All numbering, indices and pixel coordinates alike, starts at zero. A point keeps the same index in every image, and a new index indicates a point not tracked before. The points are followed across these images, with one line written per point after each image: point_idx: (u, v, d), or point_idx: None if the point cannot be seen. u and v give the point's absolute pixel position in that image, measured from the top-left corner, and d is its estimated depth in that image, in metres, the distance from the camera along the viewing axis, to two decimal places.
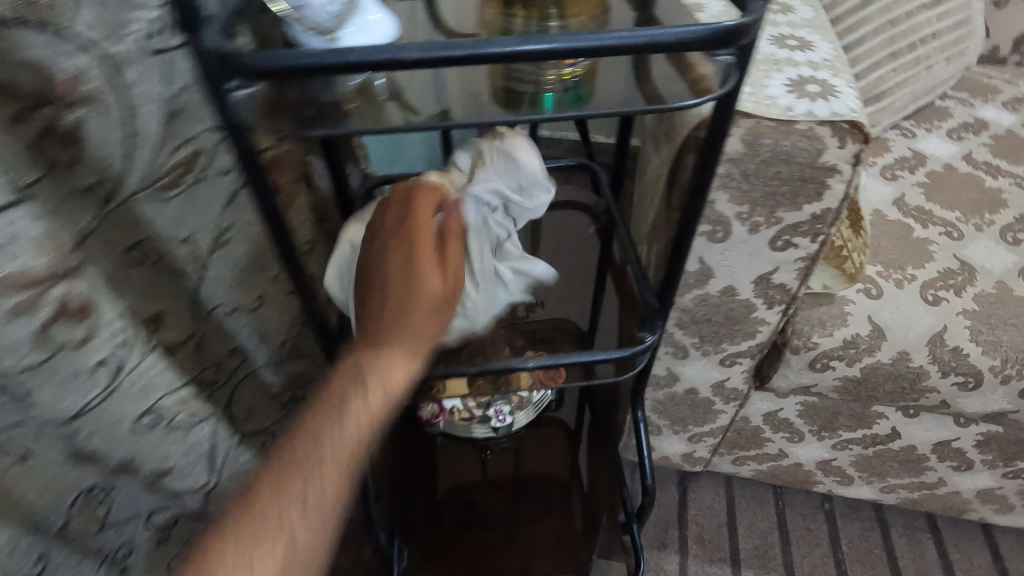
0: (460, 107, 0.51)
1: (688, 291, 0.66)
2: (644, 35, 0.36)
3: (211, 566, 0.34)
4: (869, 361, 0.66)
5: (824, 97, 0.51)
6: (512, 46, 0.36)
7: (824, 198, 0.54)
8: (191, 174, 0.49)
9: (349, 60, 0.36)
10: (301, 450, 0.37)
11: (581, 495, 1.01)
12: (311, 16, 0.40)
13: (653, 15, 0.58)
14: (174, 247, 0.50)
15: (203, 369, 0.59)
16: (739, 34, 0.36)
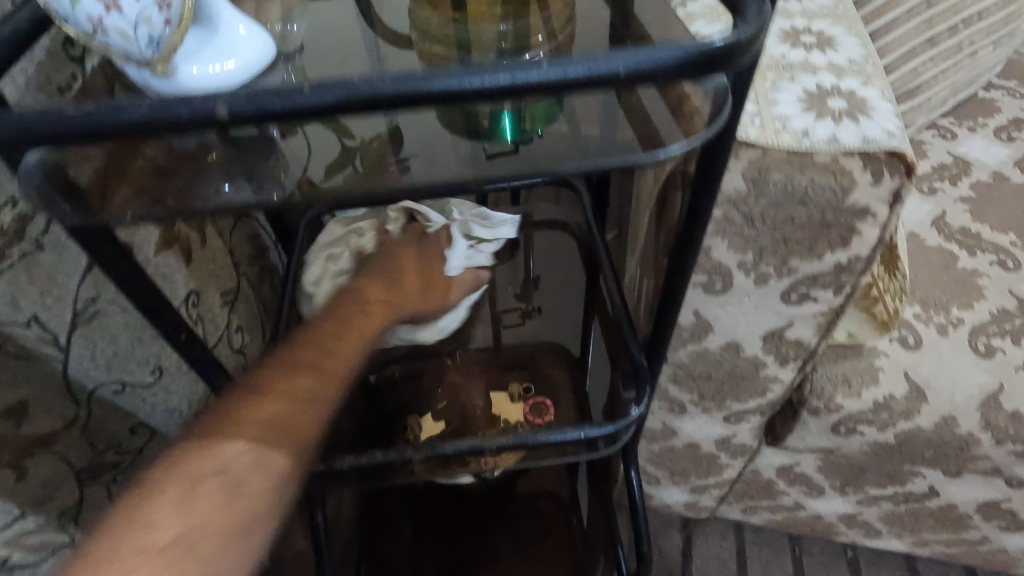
0: (410, 127, 0.39)
1: (682, 346, 0.54)
2: (591, 64, 0.23)
3: (161, 482, 0.31)
4: (906, 426, 0.55)
5: (852, 117, 0.39)
6: (381, 87, 0.23)
7: (852, 246, 0.42)
8: (23, 242, 0.38)
9: (121, 119, 0.22)
10: (280, 379, 0.36)
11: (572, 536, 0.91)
12: (123, 46, 0.27)
13: (630, 10, 0.46)
14: (16, 331, 0.39)
15: (99, 455, 0.49)
16: (732, 56, 0.24)
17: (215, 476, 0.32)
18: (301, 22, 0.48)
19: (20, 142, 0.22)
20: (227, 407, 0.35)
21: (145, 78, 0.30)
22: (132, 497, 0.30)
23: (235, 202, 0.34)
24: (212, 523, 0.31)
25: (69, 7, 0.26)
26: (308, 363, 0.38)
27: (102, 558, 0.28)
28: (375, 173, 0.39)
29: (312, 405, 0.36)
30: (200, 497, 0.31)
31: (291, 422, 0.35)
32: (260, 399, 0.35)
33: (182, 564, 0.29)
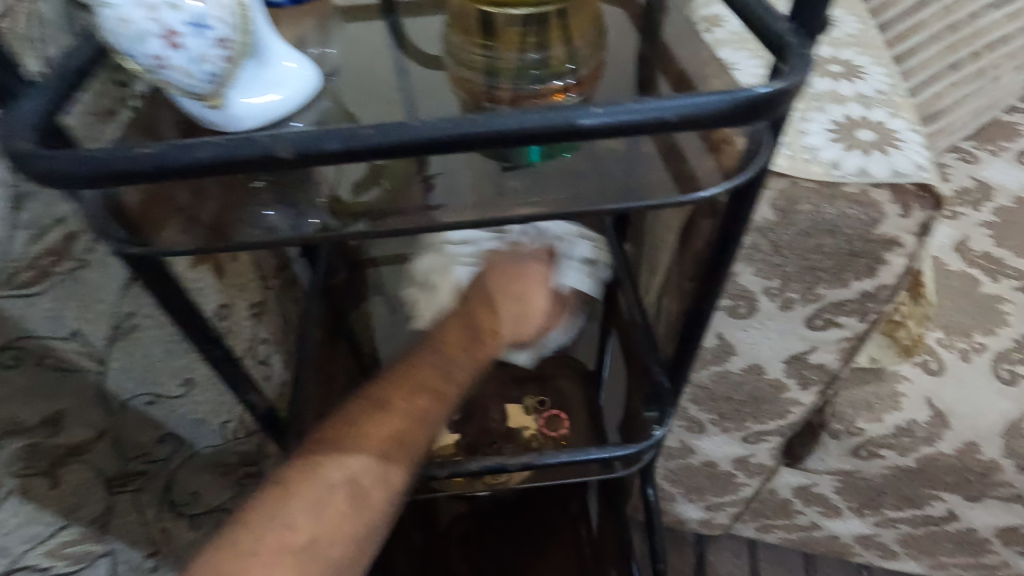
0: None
1: (704, 367, 0.55)
2: (641, 111, 0.24)
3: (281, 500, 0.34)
4: (928, 452, 0.55)
5: (882, 149, 0.39)
6: (440, 132, 0.24)
7: (879, 275, 0.42)
8: (68, 260, 0.40)
9: (194, 158, 0.23)
10: (391, 397, 0.37)
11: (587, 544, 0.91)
12: (182, 81, 0.29)
13: (659, 38, 0.46)
14: (56, 344, 0.40)
15: (128, 465, 0.50)
16: (777, 101, 0.24)
17: (342, 486, 0.35)
18: (336, 47, 0.49)
19: (91, 179, 0.23)
20: (354, 417, 0.37)
21: (199, 108, 0.32)
22: (274, 496, 0.34)
23: (274, 234, 0.34)
24: (338, 530, 0.34)
25: (135, 45, 0.27)
26: (430, 379, 0.38)
27: (253, 549, 0.32)
28: (404, 193, 0.38)
29: (428, 423, 0.37)
30: (329, 507, 0.34)
31: (408, 438, 0.36)
32: (383, 415, 0.37)
33: (314, 564, 0.33)
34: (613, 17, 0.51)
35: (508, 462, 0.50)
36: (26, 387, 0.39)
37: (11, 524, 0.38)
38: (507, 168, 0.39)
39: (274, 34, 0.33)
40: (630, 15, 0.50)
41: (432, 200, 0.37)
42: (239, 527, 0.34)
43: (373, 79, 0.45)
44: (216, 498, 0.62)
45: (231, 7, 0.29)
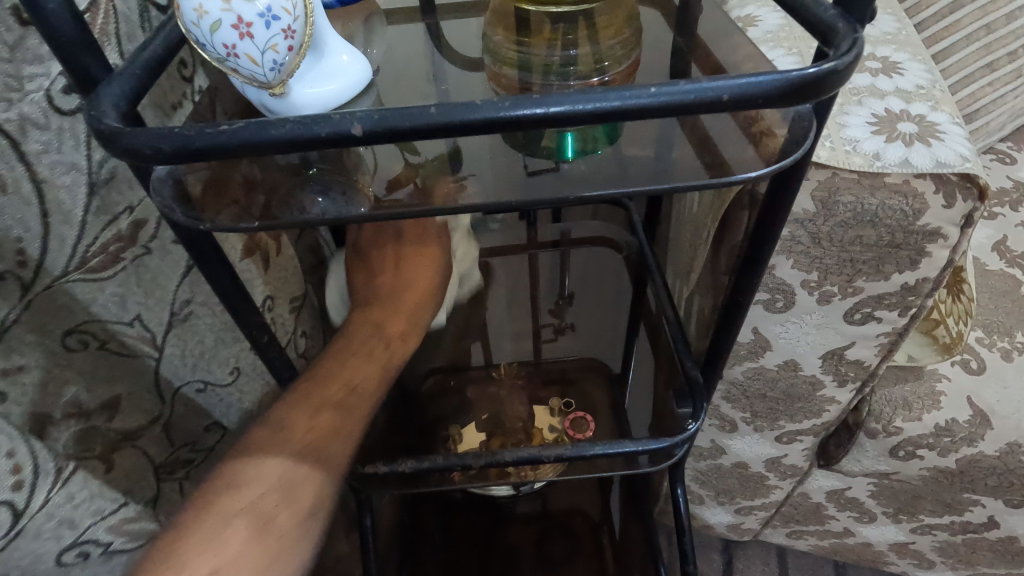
0: (471, 144, 0.41)
1: (738, 363, 0.55)
2: (695, 89, 0.25)
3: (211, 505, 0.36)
4: (969, 453, 0.54)
5: (924, 141, 0.40)
6: (497, 111, 0.25)
7: (920, 267, 0.42)
8: (135, 246, 0.42)
9: (268, 136, 0.24)
10: (310, 390, 0.42)
11: (611, 544, 0.91)
12: (249, 69, 0.30)
13: (696, 36, 0.47)
14: (120, 328, 0.42)
15: (177, 451, 0.51)
16: (825, 84, 0.25)
17: (241, 518, 0.36)
18: (379, 46, 0.50)
19: (172, 155, 0.25)
20: (254, 449, 0.39)
21: (261, 98, 0.33)
22: (170, 537, 0.35)
23: (324, 214, 0.35)
24: (244, 565, 0.35)
25: (209, 35, 0.28)
26: (330, 398, 0.42)
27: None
28: (443, 187, 0.39)
29: (334, 444, 0.40)
30: (229, 540, 0.35)
31: (313, 461, 0.39)
32: (306, 412, 0.41)
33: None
34: (649, 17, 0.52)
35: (544, 452, 0.51)
36: (87, 370, 0.40)
37: (78, 497, 0.41)
38: (535, 172, 0.40)
39: (331, 29, 0.35)
40: (665, 15, 0.52)
41: (466, 196, 0.37)
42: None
43: (414, 77, 0.47)
44: None
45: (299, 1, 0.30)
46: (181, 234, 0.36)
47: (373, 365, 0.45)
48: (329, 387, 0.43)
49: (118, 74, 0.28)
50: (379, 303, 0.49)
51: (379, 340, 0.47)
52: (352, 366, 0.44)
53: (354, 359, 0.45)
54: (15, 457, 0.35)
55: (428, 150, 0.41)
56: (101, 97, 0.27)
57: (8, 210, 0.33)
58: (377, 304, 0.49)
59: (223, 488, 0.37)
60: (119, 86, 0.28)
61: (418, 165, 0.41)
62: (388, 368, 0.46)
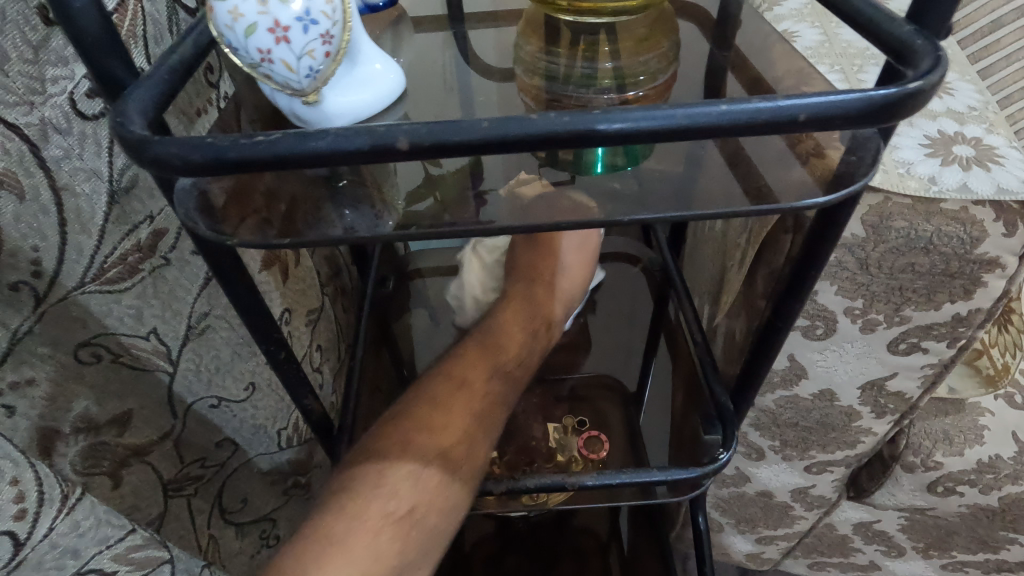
0: (494, 160, 0.40)
1: (771, 391, 0.52)
2: (766, 107, 0.23)
3: (373, 475, 0.37)
4: (1012, 491, 0.52)
5: (982, 165, 0.38)
6: (556, 125, 0.23)
7: (974, 297, 0.40)
8: (153, 256, 0.40)
9: (310, 148, 0.23)
10: (467, 376, 0.44)
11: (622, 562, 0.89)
12: (284, 76, 0.28)
13: (737, 51, 0.46)
14: (134, 342, 0.40)
15: (187, 467, 0.49)
16: (907, 105, 0.23)
17: (436, 457, 0.39)
18: (407, 55, 0.49)
19: (203, 169, 0.23)
20: (436, 395, 0.42)
21: (292, 105, 0.31)
22: (370, 471, 0.37)
23: (352, 231, 0.33)
24: (439, 502, 0.38)
25: (243, 39, 0.27)
26: (497, 362, 0.46)
27: (359, 517, 0.36)
28: (465, 205, 0.37)
29: (502, 403, 0.44)
30: (427, 475, 0.38)
31: (488, 416, 0.43)
32: (464, 397, 0.42)
33: (415, 530, 0.36)
34: (686, 30, 0.50)
35: (569, 482, 0.48)
36: (97, 384, 0.39)
37: (83, 526, 0.37)
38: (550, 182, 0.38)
39: (367, 37, 0.33)
40: (703, 28, 0.50)
41: (487, 215, 0.36)
42: (341, 500, 0.37)
43: (445, 87, 0.45)
44: (264, 503, 0.62)
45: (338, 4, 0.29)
46: (202, 248, 0.35)
47: (524, 342, 0.50)
48: (481, 374, 0.44)
49: (146, 80, 0.27)
50: (528, 290, 0.55)
51: (529, 318, 0.53)
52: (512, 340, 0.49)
53: (513, 334, 0.50)
54: (19, 483, 0.32)
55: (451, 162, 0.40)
56: (128, 103, 0.25)
57: (25, 219, 0.31)
58: (530, 287, 0.55)
59: (386, 459, 0.38)
60: (146, 91, 0.26)
61: (441, 177, 0.39)
62: (535, 345, 0.51)
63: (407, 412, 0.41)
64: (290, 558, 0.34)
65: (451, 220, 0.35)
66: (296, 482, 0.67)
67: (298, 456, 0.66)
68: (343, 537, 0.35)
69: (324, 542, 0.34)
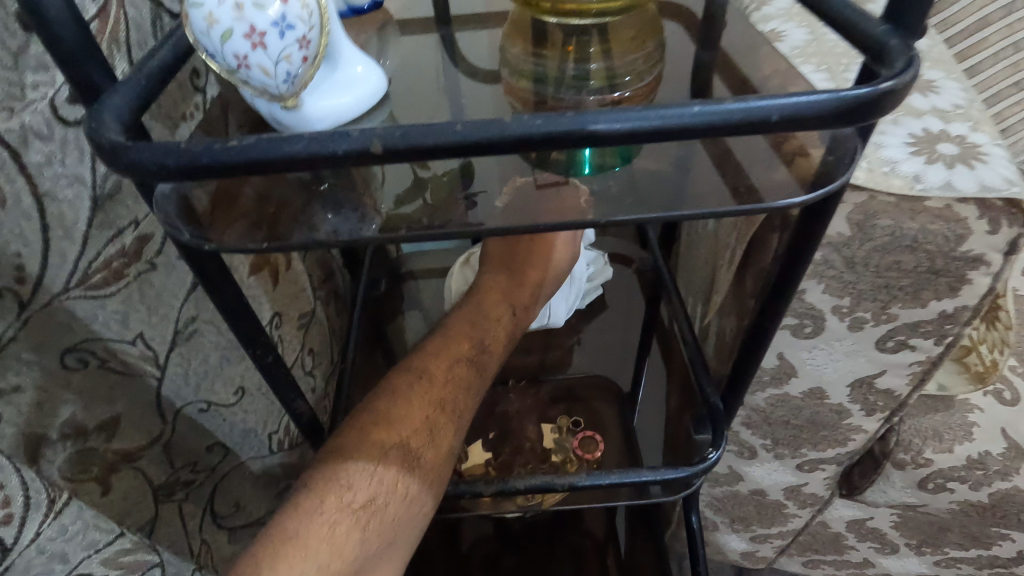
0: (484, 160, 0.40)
1: (761, 390, 0.52)
2: (741, 108, 0.23)
3: (332, 467, 0.37)
4: (1002, 487, 0.52)
5: (965, 163, 0.38)
6: (529, 128, 0.23)
7: (960, 295, 0.40)
8: (140, 262, 0.40)
9: (285, 153, 0.23)
10: (430, 367, 0.43)
11: (618, 562, 0.89)
12: (261, 81, 0.28)
13: (724, 51, 0.46)
14: (122, 347, 0.40)
15: (178, 472, 0.49)
16: (880, 105, 0.24)
17: (395, 447, 0.38)
18: (394, 58, 0.49)
19: (180, 173, 0.23)
20: (398, 387, 0.41)
21: (272, 110, 0.31)
22: (329, 464, 0.37)
23: (339, 235, 0.33)
24: (399, 492, 0.37)
25: (219, 45, 0.27)
26: (463, 352, 0.46)
27: (317, 510, 0.35)
28: (454, 206, 0.37)
29: (469, 392, 0.44)
30: (385, 465, 0.37)
31: (451, 405, 0.42)
32: (425, 387, 0.42)
33: (373, 522, 0.36)
34: (673, 30, 0.50)
35: (559, 482, 0.49)
36: (86, 390, 0.39)
37: (71, 530, 0.39)
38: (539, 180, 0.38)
39: (347, 39, 0.33)
40: (690, 28, 0.50)
41: (474, 217, 0.36)
42: (300, 495, 0.36)
43: (433, 89, 0.45)
44: (257, 507, 0.62)
45: (314, 8, 0.29)
46: (188, 253, 0.35)
47: (496, 331, 0.50)
48: (445, 364, 0.44)
49: (124, 86, 0.27)
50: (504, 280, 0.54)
51: (500, 305, 0.52)
52: (481, 329, 0.49)
53: (483, 323, 0.49)
54: (5, 489, 0.34)
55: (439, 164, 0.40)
56: (105, 110, 0.25)
57: (7, 226, 0.31)
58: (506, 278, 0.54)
59: (346, 452, 0.37)
60: (124, 97, 0.26)
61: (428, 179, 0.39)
62: (505, 334, 0.50)
63: (369, 406, 0.41)
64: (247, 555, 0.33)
65: (439, 222, 0.35)
66: (289, 484, 0.67)
67: (291, 459, 0.65)
68: (300, 531, 0.34)
69: (277, 536, 0.33)
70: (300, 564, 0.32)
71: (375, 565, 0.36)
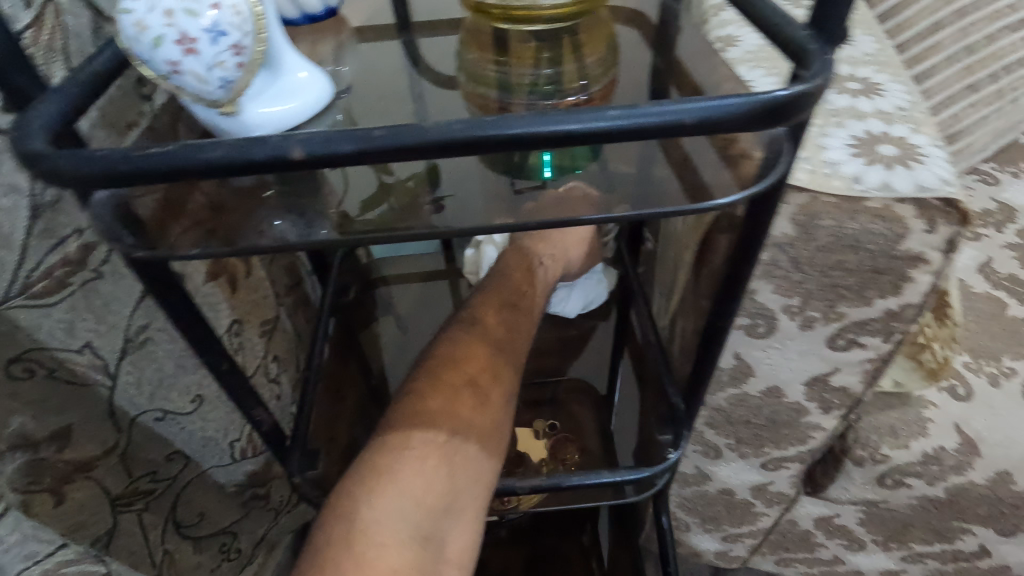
0: (448, 166, 0.40)
1: (721, 389, 0.53)
2: (656, 115, 0.24)
3: (410, 409, 0.39)
4: (957, 481, 0.53)
5: (904, 163, 0.38)
6: (455, 131, 0.23)
7: (903, 293, 0.41)
8: (84, 270, 0.40)
9: (206, 160, 0.23)
10: (481, 317, 0.46)
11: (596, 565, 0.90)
12: (195, 87, 0.29)
13: (674, 56, 0.46)
14: (69, 357, 0.40)
15: (136, 482, 0.48)
16: (798, 107, 0.24)
17: (465, 386, 0.40)
18: (350, 64, 0.49)
19: (104, 183, 0.23)
20: (456, 334, 0.44)
21: (211, 116, 0.32)
22: (407, 408, 0.39)
23: (284, 240, 0.33)
24: (477, 426, 0.39)
25: (150, 51, 0.27)
26: (505, 302, 0.49)
27: (404, 448, 0.37)
28: (413, 214, 0.37)
29: (517, 336, 0.47)
30: (461, 403, 0.40)
31: (506, 347, 0.45)
32: (480, 332, 0.45)
33: (458, 455, 0.38)
34: (627, 36, 0.51)
35: (516, 484, 0.49)
36: (34, 400, 0.38)
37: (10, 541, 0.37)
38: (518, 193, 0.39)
39: (289, 46, 0.33)
40: (644, 34, 0.51)
41: (436, 224, 0.36)
42: (381, 439, 0.38)
43: (388, 95, 0.45)
44: (223, 516, 0.61)
45: (249, 15, 0.28)
46: (133, 263, 0.35)
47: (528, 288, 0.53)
48: (491, 315, 0.47)
49: (54, 92, 0.27)
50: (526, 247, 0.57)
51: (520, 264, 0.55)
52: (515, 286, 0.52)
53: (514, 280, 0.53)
54: None
55: (403, 169, 0.40)
56: (31, 117, 0.25)
57: None
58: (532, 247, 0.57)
59: (422, 394, 0.40)
60: (54, 104, 0.26)
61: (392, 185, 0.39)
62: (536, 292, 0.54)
63: (430, 356, 0.43)
64: (345, 495, 0.36)
65: (394, 229, 0.35)
66: (256, 492, 0.67)
67: (258, 467, 0.65)
68: (389, 469, 0.36)
69: (372, 472, 0.36)
70: (394, 496, 0.36)
71: (468, 494, 0.38)
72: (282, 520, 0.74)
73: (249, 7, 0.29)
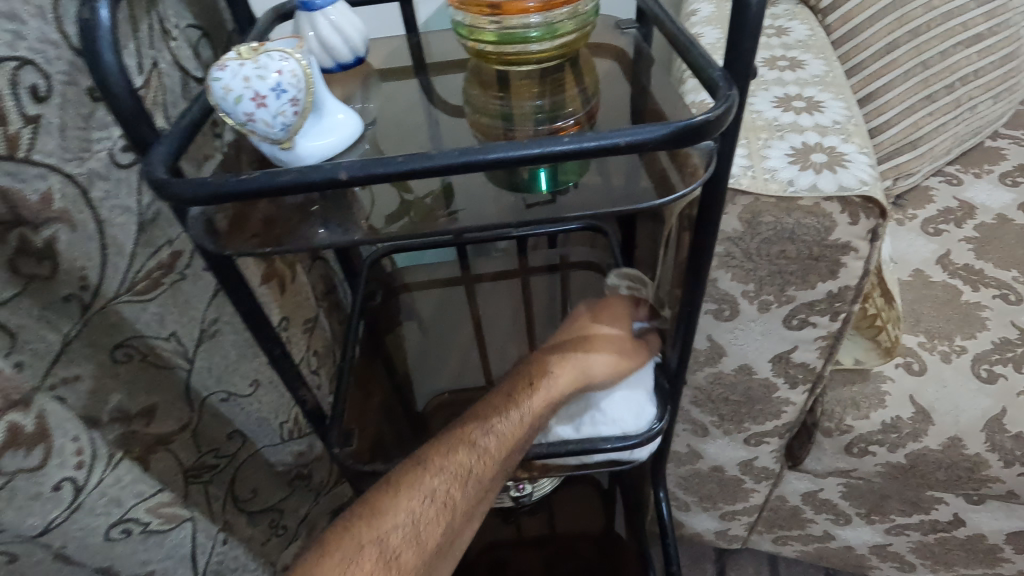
0: (456, 185, 0.50)
1: (700, 369, 0.60)
2: (600, 140, 0.33)
3: (321, 557, 0.43)
4: (914, 447, 0.59)
5: (831, 168, 0.47)
6: (449, 160, 0.33)
7: (840, 276, 0.49)
8: (173, 273, 0.50)
9: (279, 182, 0.33)
10: (436, 459, 0.48)
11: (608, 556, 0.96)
12: (264, 130, 0.39)
13: (644, 86, 0.56)
14: (160, 343, 0.50)
15: (203, 456, 0.57)
16: (702, 131, 0.33)
17: (371, 544, 0.43)
18: (376, 101, 0.59)
19: (206, 199, 0.33)
20: (396, 480, 0.47)
21: (273, 151, 0.42)
22: (319, 557, 0.43)
23: (330, 243, 0.43)
24: None
25: (233, 106, 0.37)
26: (474, 437, 0.50)
27: None
28: (427, 223, 0.46)
29: (468, 485, 0.47)
30: (359, 564, 0.42)
31: (447, 502, 0.46)
32: (422, 480, 0.47)
33: None
34: (606, 69, 0.60)
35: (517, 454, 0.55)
36: (130, 379, 0.47)
37: (123, 481, 0.46)
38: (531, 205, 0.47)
39: (330, 95, 0.44)
40: (620, 68, 0.60)
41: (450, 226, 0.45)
42: None
43: (407, 126, 0.55)
44: (272, 494, 0.70)
45: (303, 76, 0.39)
46: (212, 265, 0.45)
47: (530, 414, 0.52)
48: (445, 459, 0.48)
49: (164, 139, 0.37)
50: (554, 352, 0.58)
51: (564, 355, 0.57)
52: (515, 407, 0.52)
53: (516, 396, 0.52)
54: (79, 441, 0.42)
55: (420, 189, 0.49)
56: (153, 157, 0.35)
57: (79, 245, 0.41)
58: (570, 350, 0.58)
59: (339, 547, 0.44)
60: (164, 148, 0.36)
61: (410, 202, 0.48)
62: (536, 419, 0.52)
63: (366, 500, 0.47)
64: None
65: (410, 232, 0.44)
66: (299, 472, 0.76)
67: (302, 449, 0.74)
68: None
69: None
70: None
71: None
72: (321, 501, 0.83)
73: (302, 70, 0.39)
